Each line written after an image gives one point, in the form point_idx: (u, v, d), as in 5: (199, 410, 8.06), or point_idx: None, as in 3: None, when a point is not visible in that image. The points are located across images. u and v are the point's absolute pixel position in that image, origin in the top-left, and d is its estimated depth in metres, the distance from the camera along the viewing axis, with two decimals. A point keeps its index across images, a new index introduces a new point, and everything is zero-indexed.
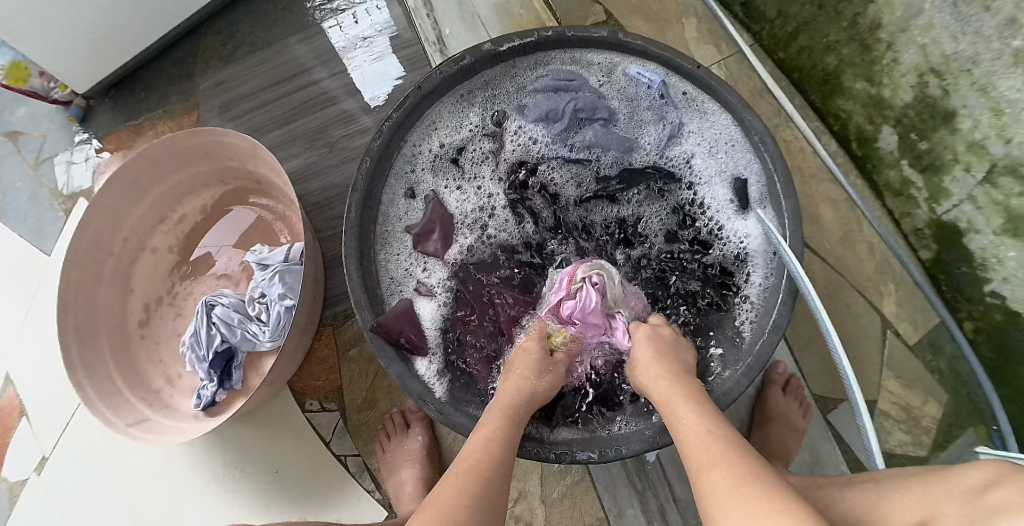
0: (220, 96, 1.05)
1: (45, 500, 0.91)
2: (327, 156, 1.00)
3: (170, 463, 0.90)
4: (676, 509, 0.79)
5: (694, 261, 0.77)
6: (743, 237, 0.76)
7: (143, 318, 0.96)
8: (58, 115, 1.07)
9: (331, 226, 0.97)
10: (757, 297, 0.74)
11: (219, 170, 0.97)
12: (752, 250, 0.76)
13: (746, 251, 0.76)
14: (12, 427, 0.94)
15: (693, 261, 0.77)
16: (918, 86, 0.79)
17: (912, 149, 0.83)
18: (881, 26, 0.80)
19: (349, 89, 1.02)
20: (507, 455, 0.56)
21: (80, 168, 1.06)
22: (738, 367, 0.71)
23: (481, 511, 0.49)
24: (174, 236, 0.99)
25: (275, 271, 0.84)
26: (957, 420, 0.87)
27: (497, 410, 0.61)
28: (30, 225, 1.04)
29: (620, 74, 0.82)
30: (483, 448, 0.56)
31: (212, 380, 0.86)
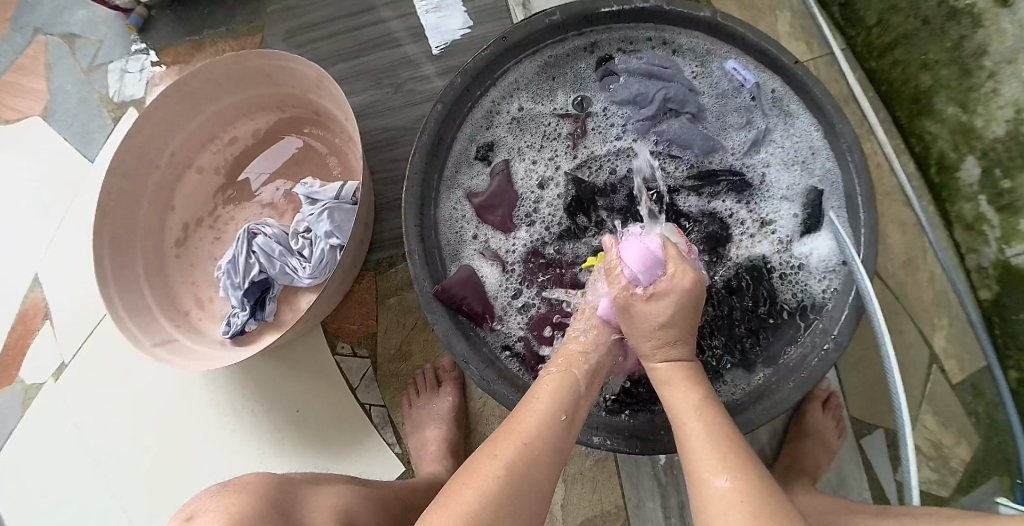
0: (288, 21, 1.02)
1: (60, 407, 0.90)
2: (391, 96, 0.97)
3: (190, 387, 0.89)
4: (695, 507, 0.79)
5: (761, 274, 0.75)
6: (814, 252, 0.74)
7: (180, 238, 0.94)
8: (117, 22, 1.04)
9: (388, 168, 0.95)
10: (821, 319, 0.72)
11: (276, 97, 0.95)
12: (823, 267, 0.73)
13: (816, 267, 0.73)
14: (35, 329, 0.92)
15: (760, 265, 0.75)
16: (1013, 121, 0.76)
17: (994, 185, 0.81)
18: (986, 53, 0.77)
19: (415, 33, 0.99)
20: (553, 439, 0.52)
21: (133, 78, 1.03)
22: (789, 381, 0.69)
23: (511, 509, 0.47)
24: (222, 158, 0.97)
25: (324, 207, 0.82)
26: (985, 467, 0.86)
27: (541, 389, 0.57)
28: (76, 130, 1.01)
29: (712, 66, 0.79)
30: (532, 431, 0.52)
31: (245, 309, 0.85)
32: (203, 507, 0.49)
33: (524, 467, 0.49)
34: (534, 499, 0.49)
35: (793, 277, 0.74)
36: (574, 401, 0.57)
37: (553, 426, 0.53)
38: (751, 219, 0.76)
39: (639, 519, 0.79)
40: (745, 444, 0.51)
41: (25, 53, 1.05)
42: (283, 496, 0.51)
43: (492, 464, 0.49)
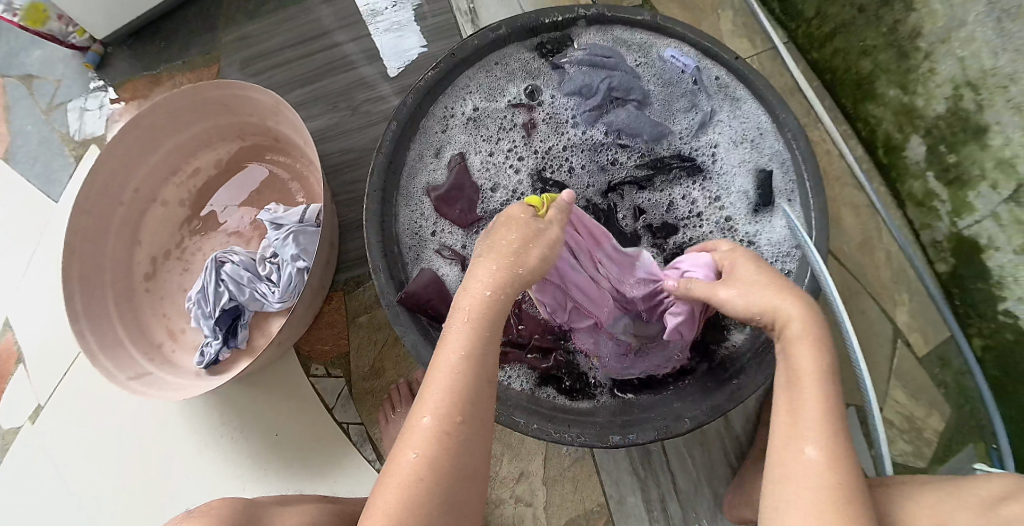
0: (244, 50, 1.03)
1: (39, 449, 0.89)
2: (349, 118, 0.98)
3: (168, 419, 0.89)
4: (675, 499, 0.80)
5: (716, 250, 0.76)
6: (766, 229, 0.76)
7: (149, 271, 0.94)
8: (74, 61, 1.05)
9: (351, 189, 0.96)
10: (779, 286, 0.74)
11: (236, 125, 0.95)
12: (776, 244, 0.75)
13: (768, 244, 0.75)
14: (9, 373, 0.92)
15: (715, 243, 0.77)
16: (952, 98, 0.78)
17: (940, 161, 0.83)
18: (920, 35, 0.79)
19: (368, 55, 1.00)
20: (471, 417, 0.45)
21: (93, 116, 1.03)
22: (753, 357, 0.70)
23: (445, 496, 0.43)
24: (185, 189, 0.97)
25: (288, 231, 0.82)
26: (958, 436, 0.88)
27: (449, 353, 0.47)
28: (38, 171, 1.01)
29: (655, 55, 0.81)
30: (452, 399, 0.45)
31: (217, 337, 0.85)
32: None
33: (444, 463, 0.43)
34: (461, 491, 0.44)
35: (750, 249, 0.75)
36: (488, 348, 0.48)
37: (473, 396, 0.46)
38: (704, 199, 0.78)
39: (622, 515, 0.80)
40: (847, 440, 0.44)
41: None
42: (246, 518, 0.52)
43: (405, 471, 0.43)
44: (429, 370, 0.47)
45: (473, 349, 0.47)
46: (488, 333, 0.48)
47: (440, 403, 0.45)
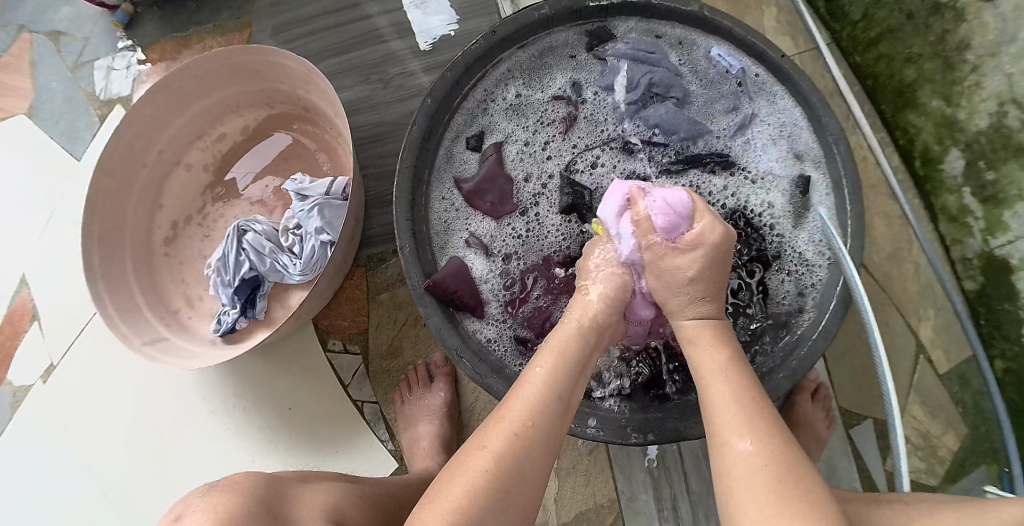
0: (277, 16, 1.02)
1: (49, 407, 0.89)
2: (381, 92, 0.98)
3: (179, 387, 0.88)
4: (687, 500, 0.80)
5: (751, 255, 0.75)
6: (800, 237, 0.74)
7: (170, 236, 0.94)
8: (103, 18, 1.03)
9: (380, 162, 0.95)
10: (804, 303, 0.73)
11: (265, 93, 0.94)
12: (809, 251, 0.74)
13: (801, 251, 0.74)
14: (22, 331, 0.91)
15: (748, 248, 0.75)
16: (997, 114, 0.77)
17: (977, 177, 0.82)
18: (970, 47, 0.78)
19: (400, 29, 0.99)
20: (546, 426, 0.53)
21: (120, 76, 1.02)
22: (780, 366, 0.69)
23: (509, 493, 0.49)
24: (211, 154, 0.96)
25: (314, 203, 0.81)
26: (972, 455, 0.88)
27: (541, 369, 0.57)
28: (62, 128, 1.00)
29: (697, 54, 0.79)
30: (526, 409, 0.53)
31: (235, 306, 0.84)
32: (191, 507, 0.49)
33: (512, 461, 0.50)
34: (525, 488, 0.50)
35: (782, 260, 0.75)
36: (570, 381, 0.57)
37: (551, 413, 0.54)
38: (738, 200, 0.77)
39: (632, 512, 0.80)
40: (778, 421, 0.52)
41: (10, 51, 1.04)
42: (272, 494, 0.51)
43: (479, 457, 0.50)
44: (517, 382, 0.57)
45: (558, 372, 0.57)
46: (574, 364, 0.58)
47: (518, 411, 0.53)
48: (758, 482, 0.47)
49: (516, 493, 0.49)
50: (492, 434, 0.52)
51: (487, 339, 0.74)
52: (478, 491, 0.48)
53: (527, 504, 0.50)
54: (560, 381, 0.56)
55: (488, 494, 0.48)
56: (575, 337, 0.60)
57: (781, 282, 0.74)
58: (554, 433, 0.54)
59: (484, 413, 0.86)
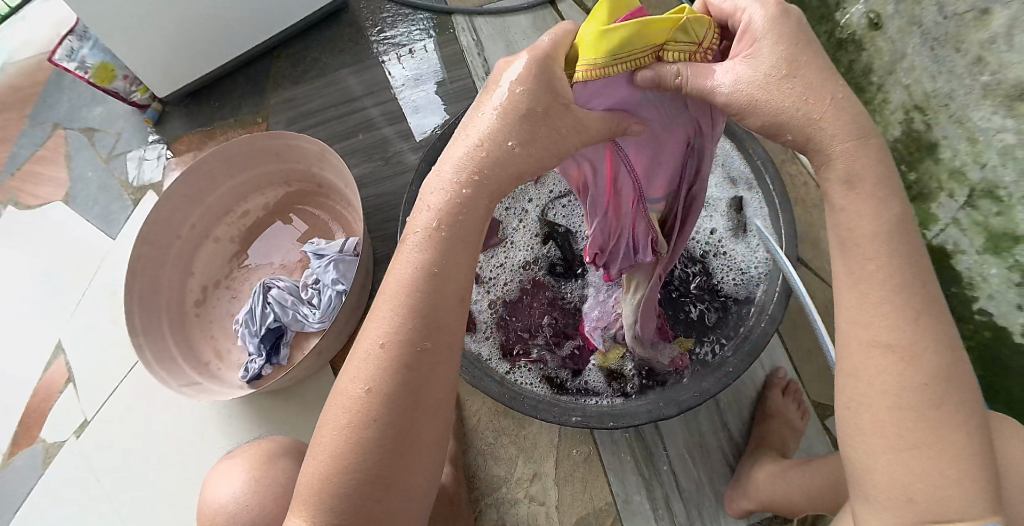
0: (290, 109, 1.18)
1: (79, 460, 0.93)
2: (382, 168, 1.11)
3: (207, 434, 0.94)
4: (678, 498, 0.86)
5: (700, 266, 0.89)
6: (742, 246, 0.87)
7: (200, 298, 1.03)
8: (134, 116, 1.19)
9: (384, 227, 1.07)
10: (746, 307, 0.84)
11: (285, 171, 1.07)
12: (750, 257, 0.86)
13: (743, 258, 0.87)
14: (58, 392, 0.98)
15: (695, 262, 0.89)
16: (905, 121, 0.90)
17: (902, 179, 0.94)
18: (873, 70, 0.92)
19: (390, 117, 1.15)
20: (435, 336, 0.44)
21: (150, 165, 1.16)
22: (729, 357, 0.77)
23: (399, 428, 0.43)
24: (236, 228, 1.08)
25: (330, 259, 0.93)
26: None
27: (411, 262, 0.45)
28: (97, 211, 1.12)
29: None
30: (399, 325, 0.43)
31: (261, 355, 0.93)
32: None
33: (395, 392, 0.43)
34: (426, 418, 0.44)
35: (727, 276, 0.87)
36: (453, 260, 0.45)
37: (434, 316, 0.44)
38: None
39: (628, 514, 0.85)
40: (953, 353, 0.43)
41: (46, 145, 1.18)
42: None
43: (356, 394, 0.43)
44: (384, 283, 0.46)
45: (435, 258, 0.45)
46: (455, 238, 0.45)
47: (392, 332, 0.43)
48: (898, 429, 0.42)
49: (411, 424, 0.43)
50: (370, 368, 0.43)
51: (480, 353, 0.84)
52: (361, 436, 0.43)
53: (434, 430, 0.44)
54: (440, 270, 0.44)
55: (374, 438, 0.42)
56: (455, 206, 0.45)
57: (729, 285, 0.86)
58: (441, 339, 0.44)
59: (486, 432, 0.90)
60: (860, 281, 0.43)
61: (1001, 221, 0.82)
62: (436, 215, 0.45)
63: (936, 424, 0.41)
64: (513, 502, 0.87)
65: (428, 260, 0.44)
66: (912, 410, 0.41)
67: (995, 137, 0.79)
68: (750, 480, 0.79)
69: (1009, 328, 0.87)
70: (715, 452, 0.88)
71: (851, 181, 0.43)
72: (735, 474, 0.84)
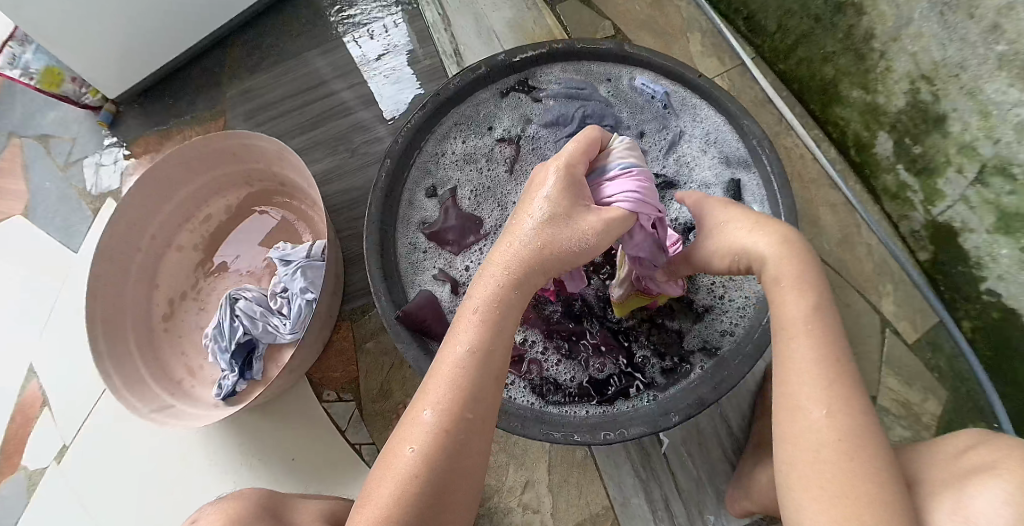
0: (247, 103, 1.11)
1: (64, 487, 0.94)
2: (349, 160, 1.05)
3: (188, 452, 0.93)
4: (679, 498, 0.83)
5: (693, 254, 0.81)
6: None
7: (167, 312, 0.99)
8: (87, 119, 1.13)
9: (353, 225, 1.02)
10: (733, 315, 0.77)
11: (244, 172, 1.02)
12: None
13: None
14: (34, 416, 0.97)
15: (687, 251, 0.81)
16: (911, 91, 0.83)
17: (907, 153, 0.87)
18: (874, 36, 0.84)
19: (365, 100, 1.08)
20: (483, 395, 0.50)
21: (108, 170, 1.10)
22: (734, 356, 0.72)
23: (445, 480, 0.48)
24: (199, 234, 1.03)
25: (297, 266, 0.89)
26: (958, 417, 0.89)
27: (471, 310, 0.54)
28: (57, 224, 1.08)
29: (624, 82, 0.89)
30: (455, 381, 0.50)
31: (233, 371, 0.89)
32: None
33: (443, 452, 0.48)
34: (470, 465, 0.49)
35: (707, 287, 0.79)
36: (511, 312, 0.54)
37: (490, 369, 0.51)
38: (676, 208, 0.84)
39: (627, 518, 0.83)
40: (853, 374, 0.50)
41: (2, 156, 1.12)
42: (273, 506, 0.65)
43: (411, 460, 0.48)
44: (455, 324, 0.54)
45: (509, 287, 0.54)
46: (500, 320, 0.53)
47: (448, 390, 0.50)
48: (824, 449, 0.47)
49: (465, 466, 0.49)
50: (425, 433, 0.48)
51: None
52: (410, 490, 0.47)
53: (470, 486, 0.49)
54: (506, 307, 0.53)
55: (427, 488, 0.47)
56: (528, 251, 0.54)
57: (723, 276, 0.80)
58: (489, 394, 0.51)
59: None
60: (796, 327, 0.51)
61: (1013, 200, 0.76)
62: (485, 301, 0.53)
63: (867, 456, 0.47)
64: (505, 511, 0.85)
65: (501, 297, 0.54)
66: (844, 465, 0.46)
67: (1010, 112, 0.72)
68: (753, 481, 0.74)
69: (1019, 310, 0.81)
70: (715, 448, 0.85)
71: (776, 276, 0.53)
72: (736, 473, 0.81)
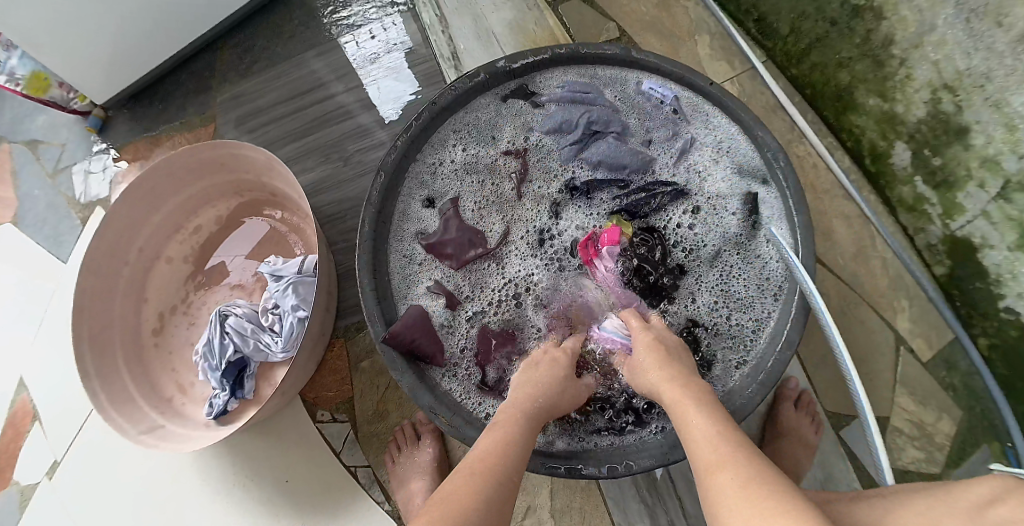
0: (236, 109, 1.07)
1: (56, 504, 0.92)
2: (342, 169, 1.02)
3: (179, 472, 0.92)
4: (684, 523, 0.81)
5: (702, 270, 0.78)
6: (750, 249, 0.78)
7: (157, 327, 0.97)
8: (77, 124, 1.10)
9: (348, 237, 0.99)
10: (740, 345, 0.75)
11: (234, 181, 0.99)
12: (760, 262, 0.77)
13: (752, 262, 0.77)
14: (25, 430, 0.96)
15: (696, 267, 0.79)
16: (931, 101, 0.80)
17: (925, 164, 0.84)
18: (893, 42, 0.81)
19: (366, 103, 1.04)
20: (515, 463, 0.54)
21: (96, 178, 1.07)
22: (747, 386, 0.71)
23: (486, 515, 0.48)
24: (189, 245, 1.00)
25: (288, 282, 0.86)
26: (972, 438, 0.86)
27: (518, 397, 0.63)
28: (46, 232, 1.05)
29: (632, 87, 0.85)
30: (497, 446, 0.55)
31: (224, 389, 0.87)
32: None
33: (485, 495, 0.49)
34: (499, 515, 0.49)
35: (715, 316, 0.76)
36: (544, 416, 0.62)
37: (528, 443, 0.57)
38: (685, 221, 0.80)
39: None
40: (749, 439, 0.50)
41: None
42: None
43: (457, 493, 0.49)
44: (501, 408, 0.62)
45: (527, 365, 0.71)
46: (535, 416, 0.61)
47: (486, 450, 0.55)
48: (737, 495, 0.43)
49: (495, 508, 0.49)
50: (468, 477, 0.51)
51: (452, 385, 0.77)
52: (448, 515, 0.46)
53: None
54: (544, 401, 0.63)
55: (460, 513, 0.47)
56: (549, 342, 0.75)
57: (734, 293, 0.77)
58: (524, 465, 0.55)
59: None
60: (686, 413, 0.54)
61: None
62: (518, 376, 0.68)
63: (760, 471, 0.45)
64: None
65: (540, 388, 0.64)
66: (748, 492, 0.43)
67: None
68: None
69: None
70: None
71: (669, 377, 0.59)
72: None
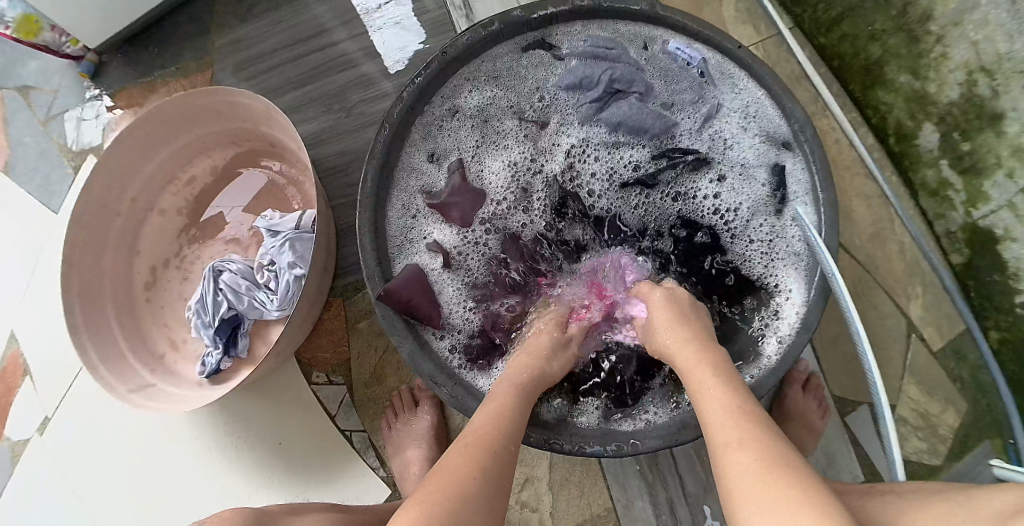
0: (236, 54, 1.02)
1: (48, 460, 0.91)
2: (344, 120, 0.98)
3: (175, 432, 0.90)
4: (684, 502, 0.80)
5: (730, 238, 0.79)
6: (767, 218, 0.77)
7: (149, 281, 0.94)
8: (69, 69, 1.04)
9: (348, 193, 0.95)
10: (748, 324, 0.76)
11: (232, 132, 0.95)
12: (777, 234, 0.77)
13: (771, 234, 0.77)
14: (16, 386, 0.93)
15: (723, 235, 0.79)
16: (966, 83, 0.77)
17: (953, 149, 0.81)
18: (932, 18, 0.78)
19: (368, 53, 0.99)
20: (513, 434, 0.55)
21: (90, 125, 1.03)
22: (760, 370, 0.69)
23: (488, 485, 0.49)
24: (183, 198, 0.96)
25: (285, 238, 0.82)
26: (975, 432, 0.85)
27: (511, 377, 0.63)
28: (36, 181, 1.01)
29: (658, 47, 0.81)
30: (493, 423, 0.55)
31: (218, 347, 0.84)
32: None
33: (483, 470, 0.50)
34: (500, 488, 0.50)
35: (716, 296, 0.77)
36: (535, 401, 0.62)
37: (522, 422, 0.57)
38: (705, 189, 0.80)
39: (628, 519, 0.80)
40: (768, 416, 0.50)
41: None
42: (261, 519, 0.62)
43: (454, 468, 0.49)
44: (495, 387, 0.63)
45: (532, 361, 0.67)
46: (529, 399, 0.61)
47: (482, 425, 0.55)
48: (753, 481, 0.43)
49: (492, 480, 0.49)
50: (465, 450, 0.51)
51: (445, 343, 0.77)
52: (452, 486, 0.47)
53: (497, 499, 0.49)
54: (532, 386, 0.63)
55: (461, 483, 0.48)
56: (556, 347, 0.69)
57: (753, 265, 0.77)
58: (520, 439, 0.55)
59: None
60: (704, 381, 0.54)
61: None
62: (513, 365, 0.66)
63: (784, 457, 0.45)
64: None
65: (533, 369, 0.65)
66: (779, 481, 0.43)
67: None
68: None
69: None
70: None
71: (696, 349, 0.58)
72: None
